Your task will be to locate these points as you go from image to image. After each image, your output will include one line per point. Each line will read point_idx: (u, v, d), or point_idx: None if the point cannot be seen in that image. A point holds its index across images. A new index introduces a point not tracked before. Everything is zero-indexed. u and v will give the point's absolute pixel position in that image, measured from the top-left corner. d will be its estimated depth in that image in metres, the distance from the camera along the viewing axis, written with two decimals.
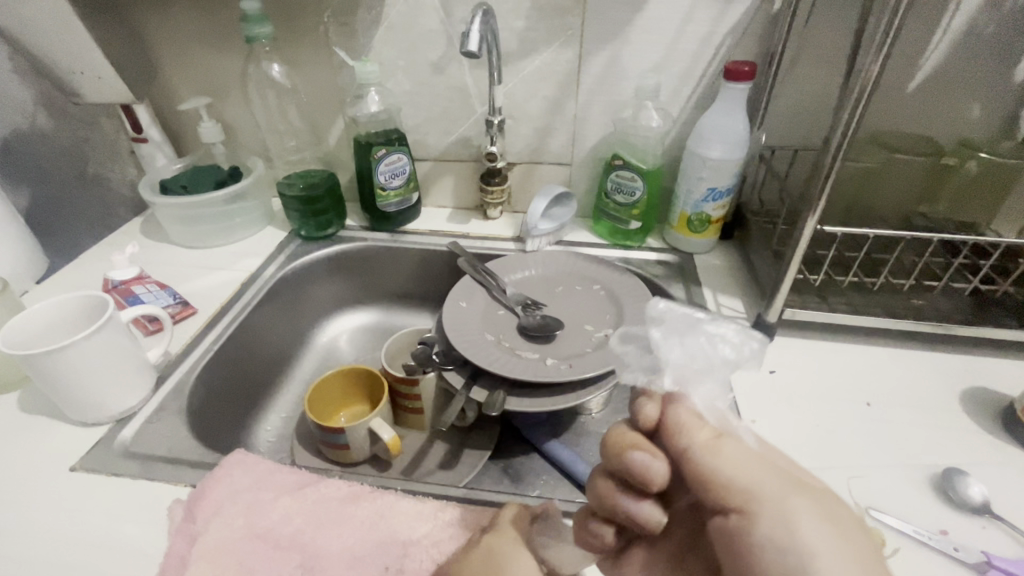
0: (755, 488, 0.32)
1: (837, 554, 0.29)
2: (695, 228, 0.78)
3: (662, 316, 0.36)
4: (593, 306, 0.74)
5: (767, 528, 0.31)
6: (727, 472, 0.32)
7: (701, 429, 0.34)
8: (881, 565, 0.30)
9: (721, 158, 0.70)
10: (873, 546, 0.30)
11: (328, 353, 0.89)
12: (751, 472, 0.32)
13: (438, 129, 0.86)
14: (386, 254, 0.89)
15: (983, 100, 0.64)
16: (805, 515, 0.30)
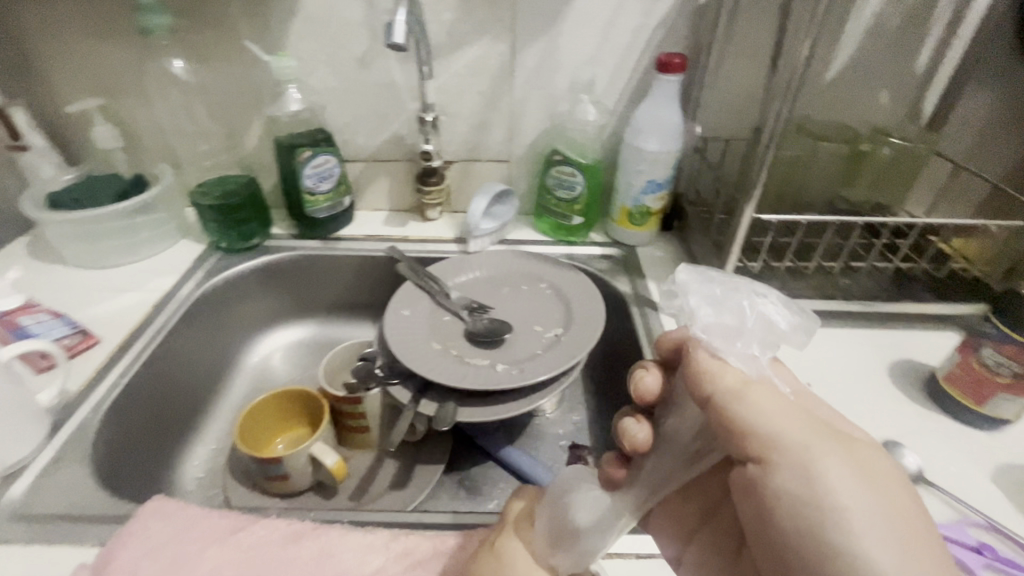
0: (780, 438, 0.33)
1: (862, 496, 0.31)
2: (636, 221, 0.80)
3: (694, 276, 0.36)
4: (542, 305, 0.72)
5: (789, 482, 0.32)
6: (755, 421, 0.33)
7: (727, 375, 0.34)
8: (903, 501, 0.32)
9: (657, 150, 0.72)
10: (898, 491, 0.32)
11: (260, 375, 0.81)
12: (783, 426, 0.33)
13: (368, 128, 0.81)
14: (320, 264, 0.83)
15: (888, 88, 0.74)
16: (832, 466, 0.32)
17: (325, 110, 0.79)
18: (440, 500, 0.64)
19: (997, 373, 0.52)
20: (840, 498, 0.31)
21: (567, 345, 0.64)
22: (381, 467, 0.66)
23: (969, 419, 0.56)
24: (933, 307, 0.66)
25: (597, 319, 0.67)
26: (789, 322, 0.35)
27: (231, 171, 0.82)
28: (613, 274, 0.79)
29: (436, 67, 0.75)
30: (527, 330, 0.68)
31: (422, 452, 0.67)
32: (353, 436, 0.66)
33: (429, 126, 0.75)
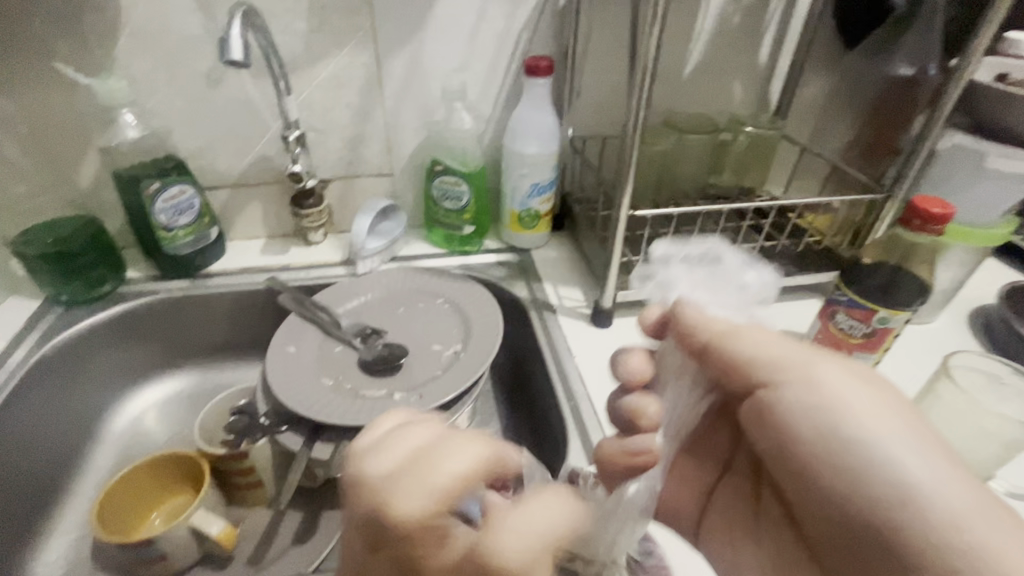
0: (778, 360, 0.35)
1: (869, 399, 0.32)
2: (527, 224, 0.79)
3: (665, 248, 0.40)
4: (439, 322, 0.69)
5: (795, 408, 0.34)
6: (749, 349, 0.36)
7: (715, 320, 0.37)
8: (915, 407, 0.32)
9: (537, 152, 0.72)
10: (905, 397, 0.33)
11: (130, 440, 0.71)
12: (773, 350, 0.35)
13: (227, 151, 0.73)
14: (187, 306, 0.74)
15: (738, 80, 0.80)
16: (832, 373, 0.34)
17: (173, 135, 0.71)
18: (352, 544, 0.60)
19: (850, 334, 0.58)
20: (829, 412, 0.33)
21: (466, 361, 0.62)
22: (283, 522, 0.60)
23: None
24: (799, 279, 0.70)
25: (495, 331, 0.65)
26: (761, 280, 0.38)
27: (64, 212, 0.71)
28: (511, 280, 0.78)
29: (296, 82, 0.70)
30: (424, 352, 0.65)
31: (328, 497, 0.62)
32: (246, 493, 0.60)
33: (295, 144, 0.69)
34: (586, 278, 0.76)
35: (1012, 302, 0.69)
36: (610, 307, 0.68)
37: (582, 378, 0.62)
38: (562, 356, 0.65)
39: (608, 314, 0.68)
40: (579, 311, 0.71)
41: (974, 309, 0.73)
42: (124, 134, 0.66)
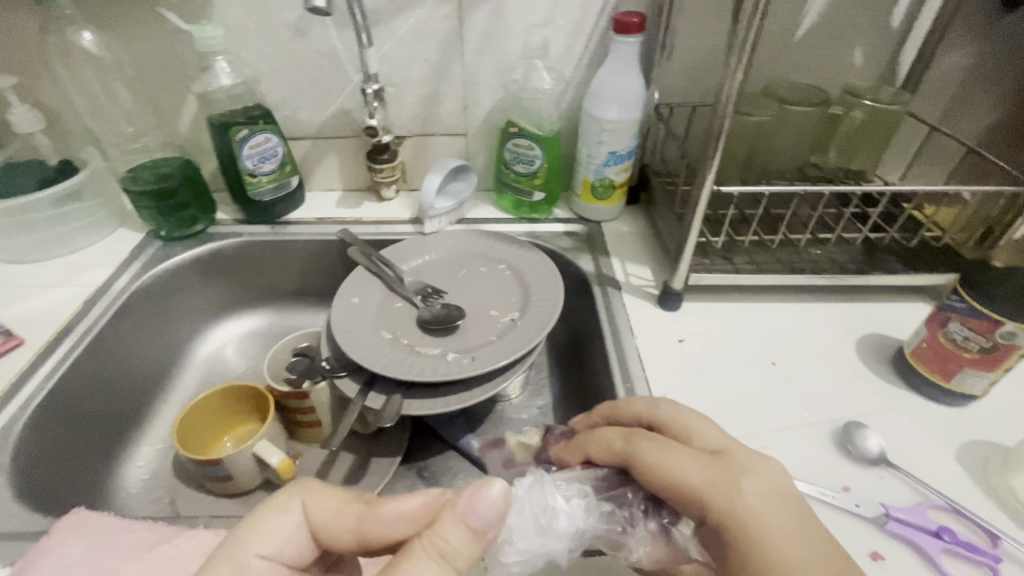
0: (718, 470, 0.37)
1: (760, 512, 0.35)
2: (600, 195, 0.76)
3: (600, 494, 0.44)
4: (499, 287, 0.68)
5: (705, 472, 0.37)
6: (676, 467, 0.38)
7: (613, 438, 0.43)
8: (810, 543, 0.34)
9: (617, 119, 0.68)
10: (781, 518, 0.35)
11: (211, 368, 0.77)
12: (687, 468, 0.38)
13: (311, 102, 0.75)
14: (268, 251, 0.78)
15: (863, 48, 0.70)
16: (749, 485, 0.36)
17: (263, 84, 0.73)
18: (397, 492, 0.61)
19: (964, 347, 0.50)
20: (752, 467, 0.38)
21: (521, 331, 0.61)
22: (337, 462, 0.64)
23: (937, 395, 0.54)
24: (905, 279, 0.62)
25: (554, 304, 0.63)
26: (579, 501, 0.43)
27: (165, 152, 0.76)
28: (577, 251, 0.75)
29: (378, 34, 0.69)
30: (481, 314, 0.65)
31: (378, 446, 0.64)
32: (305, 430, 0.64)
33: (373, 98, 0.70)
34: (659, 258, 0.72)
35: None
36: (680, 290, 0.64)
37: (641, 361, 0.59)
38: (622, 336, 0.61)
39: (679, 294, 0.64)
40: (646, 289, 0.68)
41: None
42: (220, 81, 0.69)
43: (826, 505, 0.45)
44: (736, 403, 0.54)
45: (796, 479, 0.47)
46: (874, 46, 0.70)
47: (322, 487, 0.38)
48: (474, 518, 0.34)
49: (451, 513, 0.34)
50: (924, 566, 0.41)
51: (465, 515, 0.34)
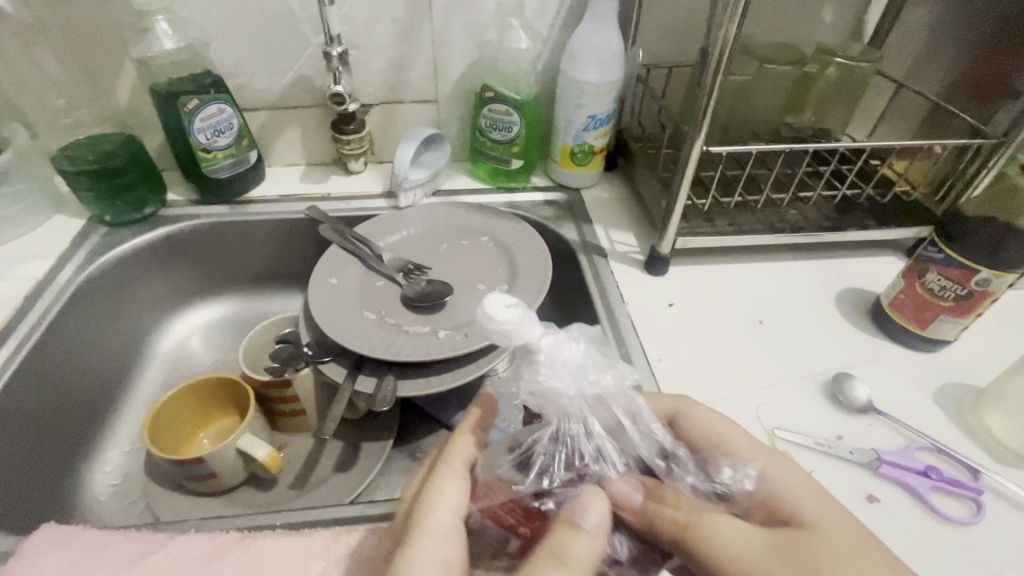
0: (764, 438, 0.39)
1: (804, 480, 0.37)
2: (579, 161, 0.74)
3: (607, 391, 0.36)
4: (484, 260, 0.66)
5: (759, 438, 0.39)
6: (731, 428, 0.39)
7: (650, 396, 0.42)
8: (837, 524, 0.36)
9: (597, 81, 0.66)
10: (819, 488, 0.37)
11: (175, 361, 0.72)
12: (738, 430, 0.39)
13: (267, 68, 0.69)
14: (230, 233, 0.72)
15: (833, 6, 0.71)
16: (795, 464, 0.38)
17: (212, 48, 0.67)
18: (392, 475, 0.60)
19: (941, 296, 0.52)
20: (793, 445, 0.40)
21: (513, 305, 0.59)
22: (325, 450, 0.61)
23: (912, 343, 0.56)
24: (879, 234, 0.64)
25: (543, 274, 0.61)
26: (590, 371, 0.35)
27: (101, 128, 0.69)
28: (559, 220, 0.74)
29: None
30: (469, 289, 0.63)
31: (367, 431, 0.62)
32: (288, 420, 0.61)
33: (337, 61, 0.65)
34: (641, 223, 0.72)
35: None
36: (667, 254, 0.63)
37: (634, 328, 0.58)
38: (613, 303, 0.61)
39: (666, 259, 0.64)
40: (632, 256, 0.67)
41: None
42: (162, 44, 0.62)
43: (822, 455, 0.47)
44: (729, 363, 0.55)
45: (791, 432, 0.48)
46: (843, 3, 0.70)
47: (458, 441, 0.39)
48: (583, 522, 0.32)
49: (564, 518, 0.33)
50: (916, 504, 0.44)
51: (577, 519, 0.32)
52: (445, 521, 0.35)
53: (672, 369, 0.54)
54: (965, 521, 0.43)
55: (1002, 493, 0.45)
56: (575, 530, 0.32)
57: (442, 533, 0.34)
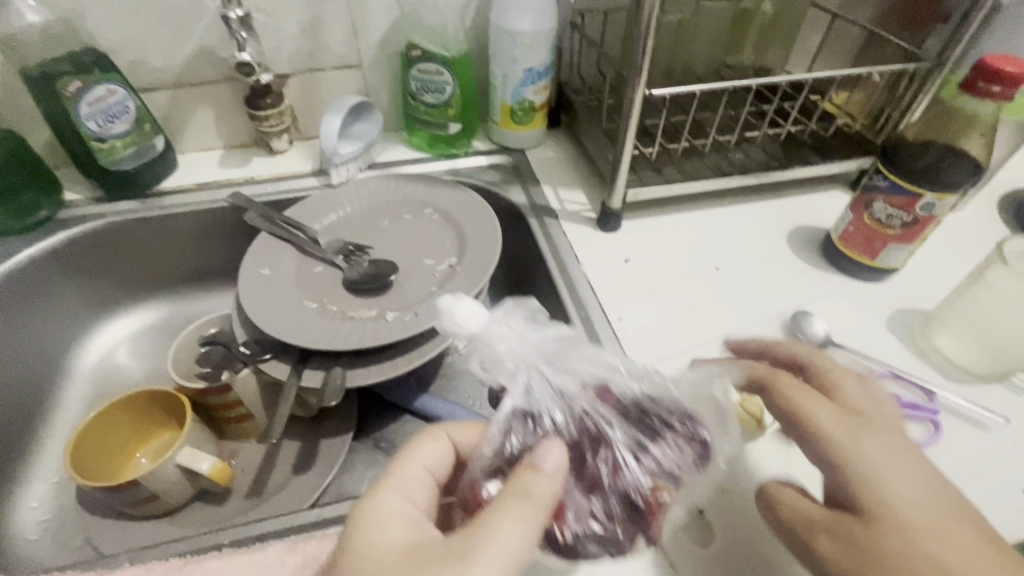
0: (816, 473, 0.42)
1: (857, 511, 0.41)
2: (520, 119, 0.70)
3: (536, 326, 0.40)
4: (429, 233, 0.62)
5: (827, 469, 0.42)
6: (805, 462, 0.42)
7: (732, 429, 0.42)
8: None
9: (530, 31, 0.62)
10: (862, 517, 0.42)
11: (101, 378, 0.65)
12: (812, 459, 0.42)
13: (160, 40, 0.61)
14: (144, 231, 0.65)
15: None
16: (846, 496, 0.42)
17: (89, 20, 0.58)
18: (355, 469, 0.57)
19: (888, 225, 0.52)
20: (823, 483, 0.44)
21: (463, 278, 0.56)
22: (280, 453, 0.57)
23: (862, 274, 0.57)
24: (822, 169, 0.64)
25: (493, 242, 0.58)
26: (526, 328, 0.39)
27: None
28: (505, 184, 0.70)
29: None
30: (416, 265, 0.59)
31: (324, 427, 0.59)
32: (234, 426, 0.56)
33: (240, 27, 0.58)
34: (590, 180, 0.69)
35: None
36: (618, 209, 0.61)
37: (592, 288, 0.56)
38: (568, 264, 0.58)
39: (618, 214, 0.61)
40: (583, 215, 0.65)
41: (1005, 195, 0.68)
42: (25, 19, 0.55)
43: None
44: (689, 314, 0.54)
45: None
46: None
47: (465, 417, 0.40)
48: (542, 462, 0.31)
49: (526, 462, 0.32)
50: None
51: (536, 461, 0.32)
52: (415, 472, 0.37)
53: (634, 326, 0.53)
54: (924, 443, 0.43)
55: (955, 412, 0.46)
56: (535, 472, 0.31)
57: (411, 483, 0.36)
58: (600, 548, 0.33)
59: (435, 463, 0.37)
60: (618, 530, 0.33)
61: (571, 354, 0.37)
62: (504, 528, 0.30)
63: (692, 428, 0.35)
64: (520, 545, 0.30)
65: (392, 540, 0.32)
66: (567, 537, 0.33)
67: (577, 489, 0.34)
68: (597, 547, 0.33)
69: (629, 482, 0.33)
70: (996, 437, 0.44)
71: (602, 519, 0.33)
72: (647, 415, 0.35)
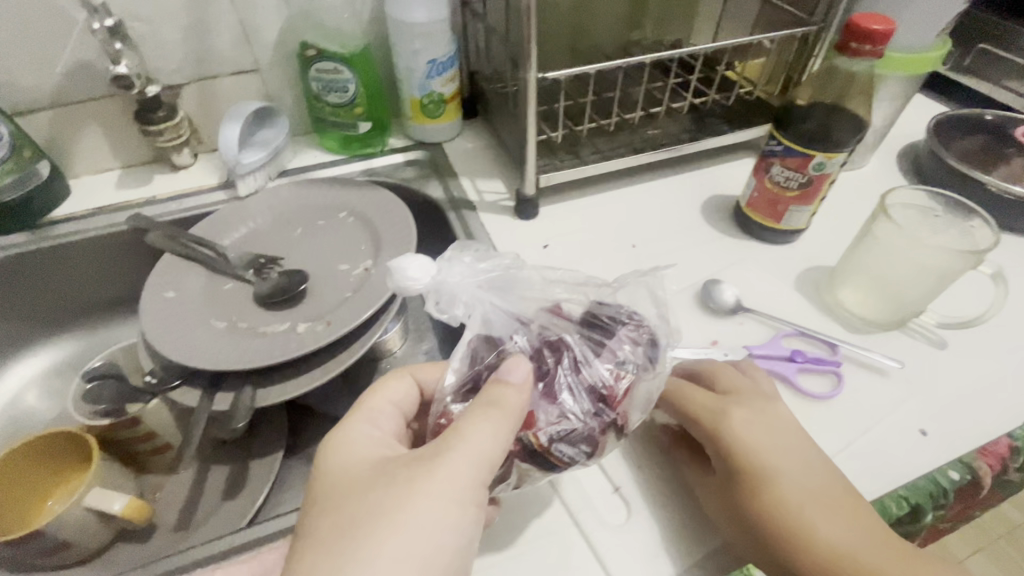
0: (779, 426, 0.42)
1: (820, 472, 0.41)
2: (432, 112, 0.69)
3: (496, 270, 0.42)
4: (345, 237, 0.60)
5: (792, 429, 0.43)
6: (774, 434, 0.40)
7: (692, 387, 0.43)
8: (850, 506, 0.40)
9: (427, 22, 0.60)
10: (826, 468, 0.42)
11: (7, 425, 0.61)
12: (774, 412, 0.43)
13: (27, 58, 0.57)
14: (36, 264, 0.61)
15: None
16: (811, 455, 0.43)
17: None
18: (292, 485, 0.55)
19: (787, 187, 0.53)
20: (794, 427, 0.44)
21: (380, 278, 0.54)
22: (208, 479, 0.55)
23: (771, 237, 0.58)
24: (731, 137, 0.65)
25: (409, 241, 0.57)
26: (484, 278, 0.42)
27: None
28: (424, 180, 0.69)
29: None
30: (329, 272, 0.57)
31: (255, 445, 0.57)
32: (155, 458, 0.54)
33: (112, 38, 0.54)
34: (507, 168, 0.69)
35: (940, 134, 0.68)
36: (534, 196, 0.61)
37: None
38: None
39: (534, 201, 0.61)
40: (501, 204, 0.64)
41: (905, 148, 0.71)
42: None
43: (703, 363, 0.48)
44: None
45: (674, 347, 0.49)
46: None
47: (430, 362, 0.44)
48: (510, 378, 0.36)
49: (494, 380, 0.36)
50: (787, 388, 0.46)
51: (505, 377, 0.36)
52: (385, 407, 0.40)
53: None
54: (828, 395, 0.45)
55: (859, 361, 0.48)
56: (505, 384, 0.35)
57: (378, 415, 0.39)
58: (575, 449, 0.38)
59: (402, 397, 0.41)
60: (590, 426, 0.38)
61: (519, 283, 0.43)
62: (478, 433, 0.33)
63: (637, 323, 0.42)
64: (497, 439, 0.34)
65: (367, 459, 0.35)
66: (543, 444, 0.37)
67: (543, 402, 0.38)
68: (572, 449, 0.38)
69: (591, 377, 0.39)
70: (896, 380, 0.47)
71: (573, 422, 0.38)
72: (598, 319, 0.42)
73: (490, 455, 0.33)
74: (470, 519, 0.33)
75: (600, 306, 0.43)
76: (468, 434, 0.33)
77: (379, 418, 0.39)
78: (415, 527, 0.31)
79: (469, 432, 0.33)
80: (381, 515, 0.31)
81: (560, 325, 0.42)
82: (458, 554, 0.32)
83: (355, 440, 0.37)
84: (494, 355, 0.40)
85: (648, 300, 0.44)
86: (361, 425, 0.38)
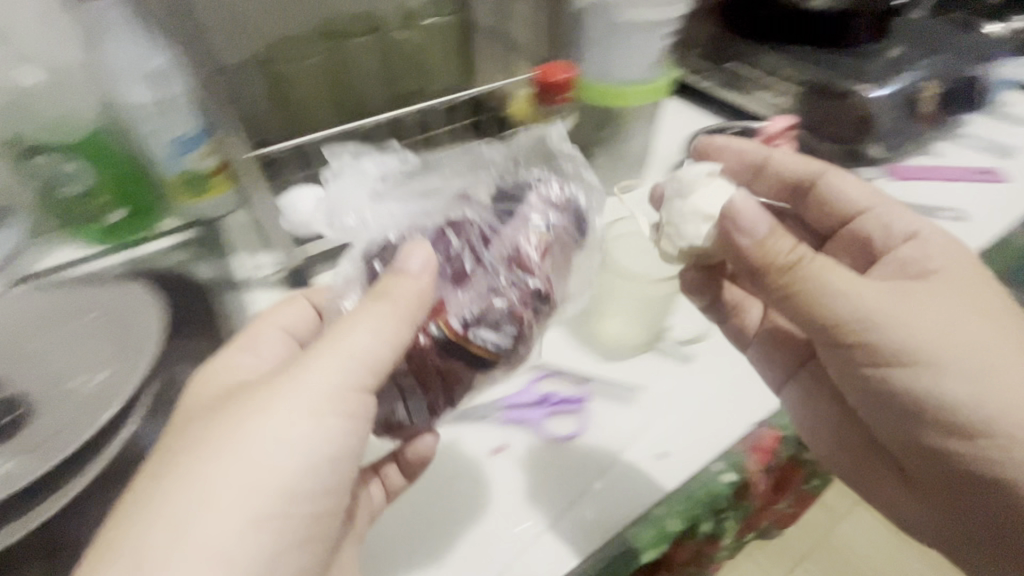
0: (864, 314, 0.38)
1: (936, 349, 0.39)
2: (195, 188, 0.62)
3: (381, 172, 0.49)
4: (83, 348, 0.53)
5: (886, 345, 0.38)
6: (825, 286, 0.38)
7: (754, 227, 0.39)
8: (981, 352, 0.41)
9: (154, 99, 0.56)
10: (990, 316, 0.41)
11: None
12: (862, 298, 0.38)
13: None
14: None
15: None
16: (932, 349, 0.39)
17: None
18: None
19: None
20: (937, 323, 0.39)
21: (113, 389, 0.48)
22: None
23: None
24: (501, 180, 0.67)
25: (147, 342, 0.51)
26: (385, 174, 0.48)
27: None
28: (194, 262, 0.61)
29: None
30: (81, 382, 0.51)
31: None
32: None
33: None
34: None
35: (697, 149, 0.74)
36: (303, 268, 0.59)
37: None
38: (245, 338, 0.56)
39: (301, 274, 0.59)
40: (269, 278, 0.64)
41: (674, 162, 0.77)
42: None
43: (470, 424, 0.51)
44: None
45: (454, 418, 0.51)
46: None
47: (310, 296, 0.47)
48: (405, 267, 0.33)
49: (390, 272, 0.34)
50: (534, 435, 0.50)
51: (401, 267, 0.33)
52: (272, 331, 0.44)
53: None
54: (569, 435, 0.50)
55: (605, 392, 0.53)
56: (398, 272, 0.33)
57: (262, 338, 0.43)
58: (495, 334, 0.34)
59: (291, 322, 0.45)
60: (511, 302, 0.35)
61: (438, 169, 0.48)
62: (314, 371, 0.33)
63: (546, 188, 0.39)
64: (377, 341, 0.32)
65: (222, 382, 0.38)
66: (458, 329, 0.33)
67: (453, 288, 0.35)
68: (494, 333, 0.34)
69: (500, 248, 0.36)
70: (639, 405, 0.52)
71: (493, 300, 0.34)
72: (506, 192, 0.38)
73: (363, 356, 0.32)
74: (334, 445, 0.34)
75: (503, 181, 0.40)
76: (302, 374, 0.33)
77: (260, 341, 0.43)
78: (254, 446, 0.32)
79: (305, 370, 0.33)
80: (229, 418, 0.33)
81: (465, 207, 0.38)
82: (312, 470, 0.34)
83: (245, 353, 0.42)
84: (393, 239, 0.37)
85: (468, 165, 0.45)
86: (238, 353, 0.42)
